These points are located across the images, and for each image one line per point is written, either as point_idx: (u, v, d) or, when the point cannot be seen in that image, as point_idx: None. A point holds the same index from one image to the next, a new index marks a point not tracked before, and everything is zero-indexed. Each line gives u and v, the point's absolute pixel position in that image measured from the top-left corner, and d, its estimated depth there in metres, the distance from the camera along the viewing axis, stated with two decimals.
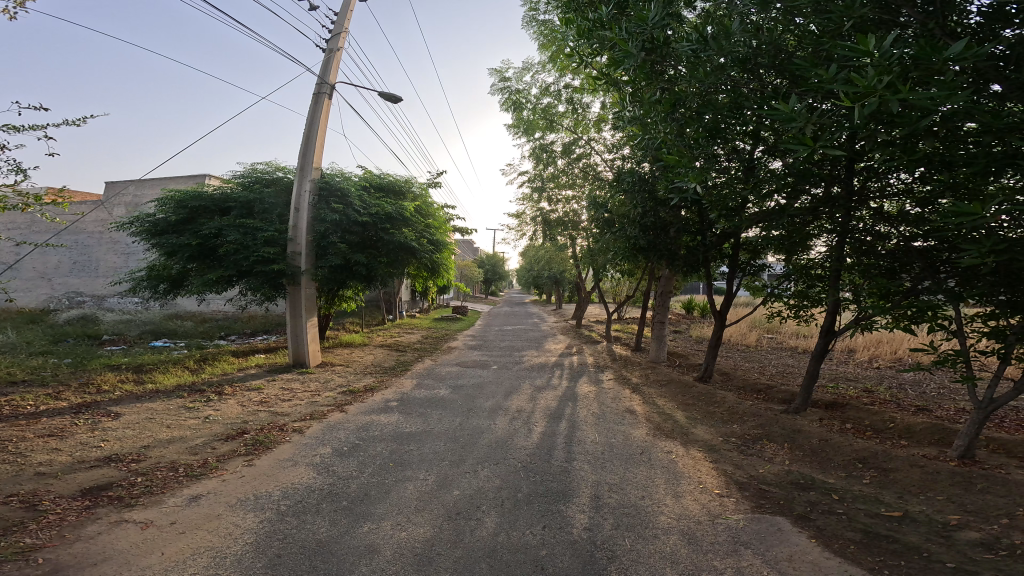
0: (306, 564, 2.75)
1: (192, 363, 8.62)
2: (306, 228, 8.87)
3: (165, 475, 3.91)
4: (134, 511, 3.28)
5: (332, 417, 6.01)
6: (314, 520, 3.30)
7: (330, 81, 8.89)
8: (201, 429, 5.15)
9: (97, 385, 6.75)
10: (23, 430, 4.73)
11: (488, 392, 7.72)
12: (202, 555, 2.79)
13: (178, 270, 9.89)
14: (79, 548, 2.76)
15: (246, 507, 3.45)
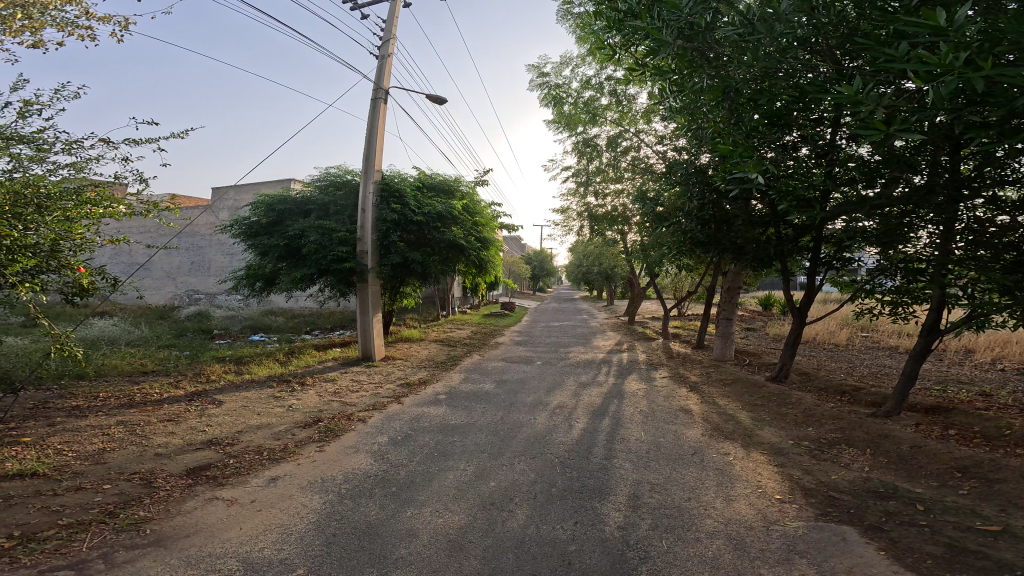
0: (354, 544, 2.94)
1: (280, 355, 9.52)
2: (371, 227, 9.45)
3: (251, 458, 4.35)
4: (224, 489, 3.68)
5: (390, 408, 6.34)
6: (366, 503, 3.52)
7: (384, 87, 9.33)
8: (285, 417, 5.67)
9: (207, 374, 7.66)
10: (146, 415, 5.45)
11: (533, 387, 7.77)
12: (272, 531, 3.09)
13: (270, 270, 10.86)
14: (177, 521, 3.15)
15: (314, 489, 3.76)
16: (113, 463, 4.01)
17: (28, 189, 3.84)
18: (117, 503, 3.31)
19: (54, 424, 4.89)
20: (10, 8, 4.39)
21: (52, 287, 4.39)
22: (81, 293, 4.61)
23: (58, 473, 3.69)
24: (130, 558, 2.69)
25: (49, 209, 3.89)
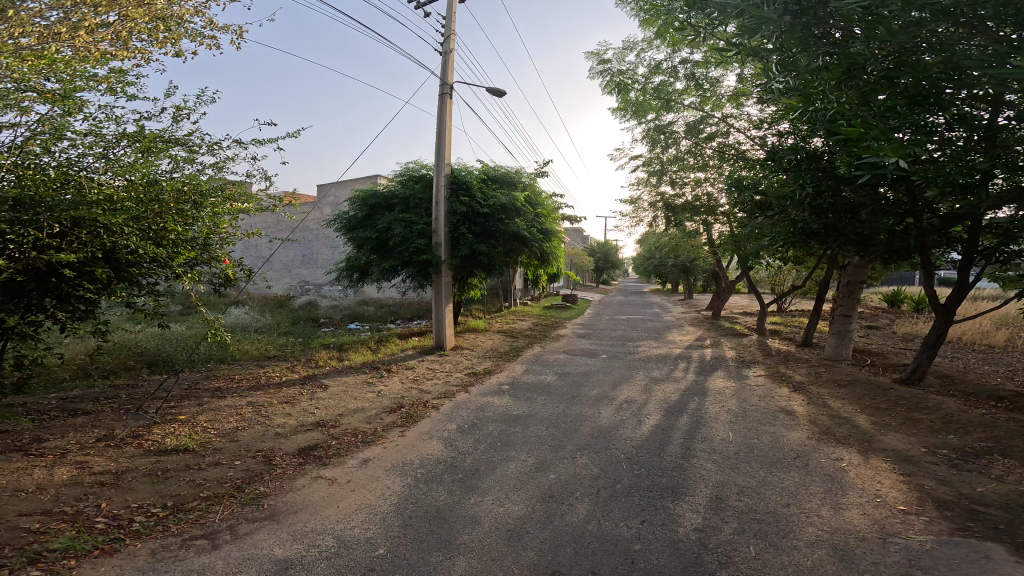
0: (426, 527, 3.13)
1: (372, 343, 10.38)
2: (443, 219, 9.86)
3: (349, 440, 4.79)
4: (326, 468, 4.09)
5: (458, 396, 6.59)
6: (437, 488, 3.74)
7: (448, 82, 9.72)
8: (375, 402, 6.18)
9: (316, 360, 8.58)
10: (268, 397, 6.24)
11: (595, 381, 7.56)
12: (362, 510, 3.37)
13: (365, 261, 11.84)
14: (289, 496, 3.57)
15: (397, 472, 4.03)
16: (245, 441, 4.63)
17: (187, 186, 4.62)
18: (242, 479, 3.81)
19: (200, 403, 5.78)
20: (154, 21, 5.37)
21: (205, 278, 5.06)
22: (226, 282, 5.22)
23: (203, 450, 4.35)
24: (251, 530, 3.08)
25: (203, 206, 4.71)
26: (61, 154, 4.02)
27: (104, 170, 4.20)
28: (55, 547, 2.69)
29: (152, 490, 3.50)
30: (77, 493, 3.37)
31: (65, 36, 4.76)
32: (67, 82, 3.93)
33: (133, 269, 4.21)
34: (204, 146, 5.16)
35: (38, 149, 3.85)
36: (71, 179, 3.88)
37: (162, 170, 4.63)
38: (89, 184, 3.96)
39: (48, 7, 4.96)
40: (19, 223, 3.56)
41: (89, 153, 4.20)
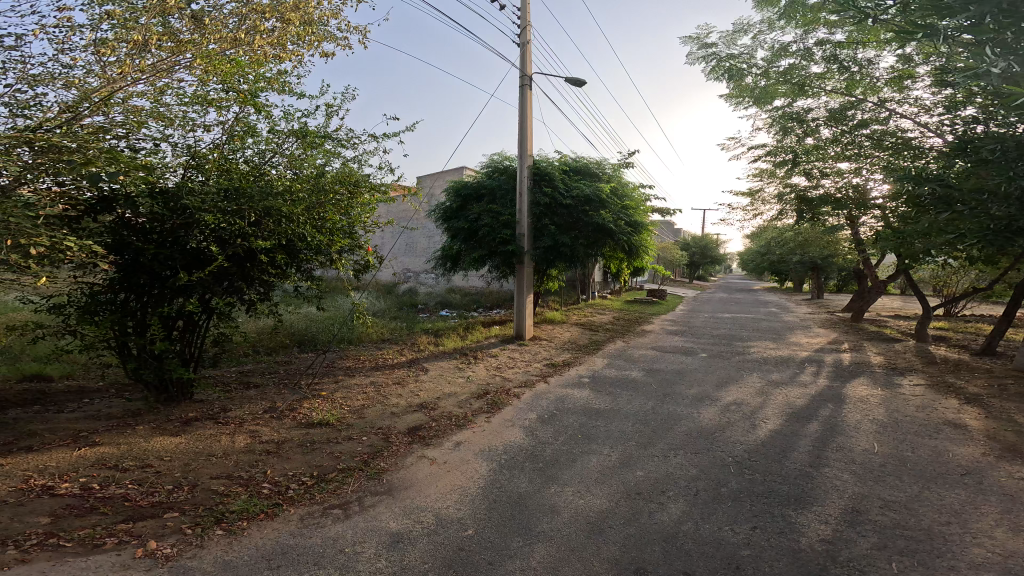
0: (508, 513, 3.28)
1: (462, 330, 10.95)
2: (526, 210, 9.98)
3: (444, 422, 5.13)
4: (430, 448, 4.43)
5: (537, 386, 6.72)
6: (519, 475, 3.89)
7: (528, 73, 9.75)
8: (465, 387, 6.56)
9: (418, 344, 9.30)
10: (384, 377, 6.94)
11: (691, 380, 7.19)
12: (458, 492, 3.61)
13: (456, 250, 12.46)
14: (401, 473, 3.90)
15: (483, 457, 4.25)
16: (370, 418, 5.16)
17: (343, 179, 5.26)
18: (368, 454, 4.22)
19: (336, 380, 6.61)
20: (304, 24, 5.78)
21: (349, 266, 5.47)
22: (364, 269, 5.57)
23: (340, 424, 4.91)
24: (372, 502, 3.42)
25: (357, 196, 5.37)
26: (250, 152, 4.83)
27: (284, 164, 4.99)
28: (234, 509, 3.13)
29: (303, 460, 4.00)
30: (251, 460, 3.95)
31: (244, 41, 5.22)
32: (252, 83, 4.73)
33: (299, 256, 4.98)
34: (345, 141, 5.68)
35: (239, 145, 4.73)
36: (263, 172, 4.75)
37: (324, 163, 5.21)
38: (273, 176, 4.82)
39: (231, 13, 5.29)
40: (231, 212, 4.39)
41: (269, 150, 4.94)
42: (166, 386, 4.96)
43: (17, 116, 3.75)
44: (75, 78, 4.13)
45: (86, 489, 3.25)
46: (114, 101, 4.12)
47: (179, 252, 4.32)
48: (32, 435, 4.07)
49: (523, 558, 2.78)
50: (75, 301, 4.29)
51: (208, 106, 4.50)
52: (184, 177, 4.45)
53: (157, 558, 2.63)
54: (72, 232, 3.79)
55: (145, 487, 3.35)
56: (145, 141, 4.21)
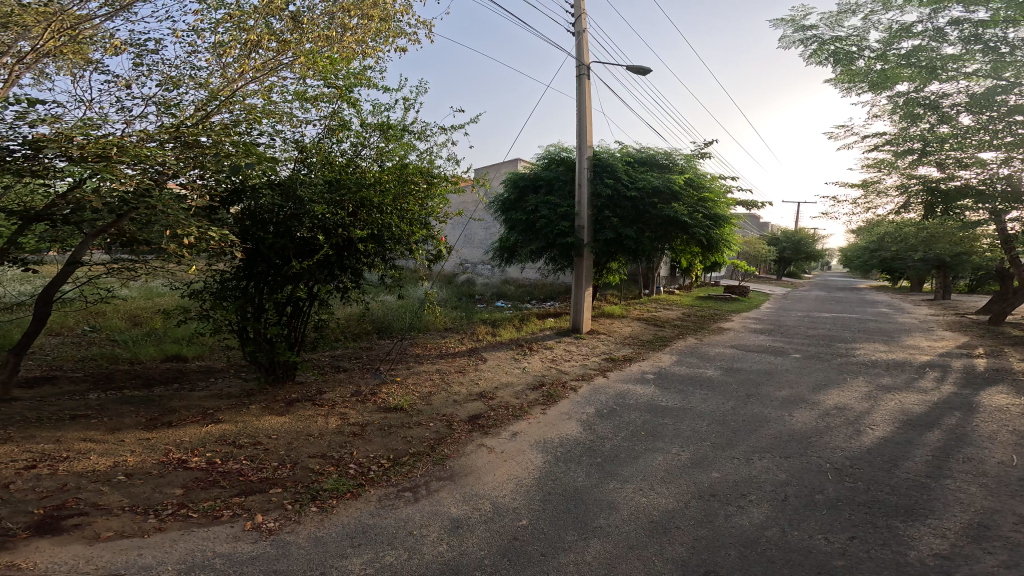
0: (563, 505, 3.31)
1: (518, 322, 11.05)
2: (587, 202, 9.71)
3: (502, 412, 5.25)
4: (488, 437, 4.55)
5: (596, 380, 6.65)
6: (575, 468, 3.90)
7: (585, 61, 9.50)
8: (521, 378, 6.65)
9: (475, 334, 9.54)
10: (448, 365, 7.23)
11: (780, 380, 6.74)
12: (515, 481, 3.69)
13: (513, 241, 12.55)
14: (462, 460, 4.05)
15: (539, 448, 4.31)
16: (436, 404, 5.40)
17: (418, 176, 5.46)
18: (433, 439, 4.43)
19: (409, 367, 7.01)
20: (382, 21, 6.13)
21: (423, 256, 5.65)
22: (436, 258, 5.73)
23: (410, 410, 5.18)
24: (437, 487, 3.59)
25: (431, 190, 5.57)
26: (342, 149, 5.21)
27: (371, 156, 5.33)
28: (326, 488, 3.44)
29: (381, 443, 4.28)
30: (340, 441, 4.30)
31: (335, 39, 5.62)
32: (347, 81, 5.04)
33: (384, 246, 5.29)
34: (419, 134, 5.90)
35: (337, 138, 5.16)
36: (354, 165, 5.15)
37: (405, 155, 5.47)
38: (364, 168, 5.24)
39: (323, 12, 5.66)
40: (334, 203, 4.82)
41: (359, 146, 5.28)
42: (274, 368, 5.53)
43: (159, 114, 4.43)
44: (199, 76, 4.91)
45: (211, 464, 3.69)
46: (234, 100, 4.64)
47: (289, 241, 4.77)
48: (173, 411, 4.76)
49: (577, 552, 2.78)
50: (207, 288, 4.93)
51: (309, 102, 4.93)
52: (293, 169, 4.90)
53: (262, 531, 2.92)
54: (212, 221, 4.44)
55: (256, 463, 3.76)
56: (261, 137, 4.66)
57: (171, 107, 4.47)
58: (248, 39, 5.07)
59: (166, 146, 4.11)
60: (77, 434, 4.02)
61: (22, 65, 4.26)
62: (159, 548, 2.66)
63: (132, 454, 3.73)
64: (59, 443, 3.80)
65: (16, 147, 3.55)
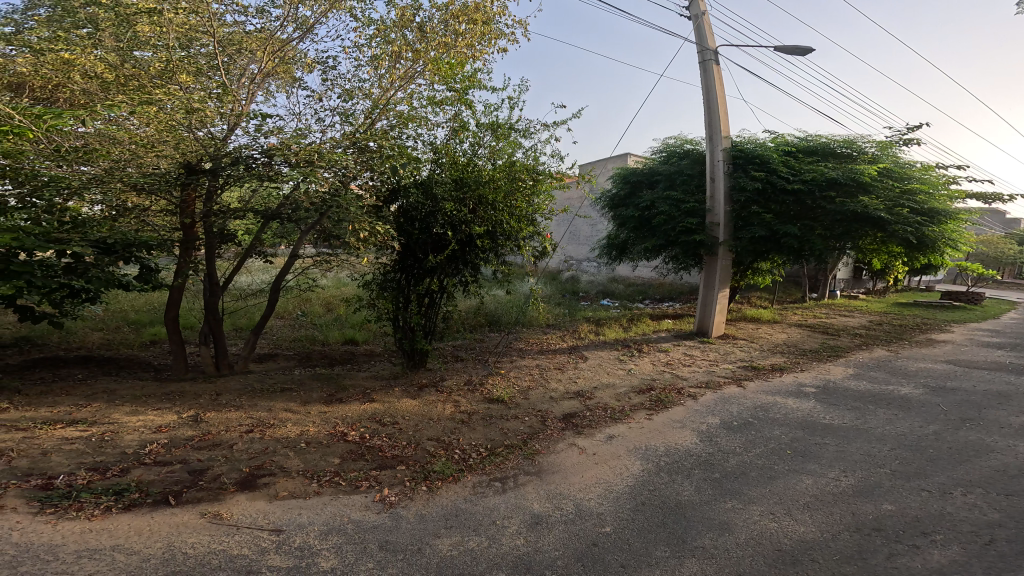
0: (658, 518, 3.15)
1: (624, 321, 10.69)
2: (723, 198, 8.93)
3: (599, 414, 5.15)
4: (581, 437, 4.52)
5: (727, 389, 6.12)
6: (682, 482, 3.67)
7: (712, 47, 8.79)
8: (625, 379, 6.47)
9: (578, 332, 9.46)
10: (548, 361, 7.34)
11: (1018, 407, 5.44)
12: (603, 486, 3.62)
13: (623, 239, 12.22)
14: (552, 457, 4.09)
15: (638, 455, 4.15)
16: (533, 400, 5.51)
17: (525, 172, 5.63)
18: (526, 434, 4.55)
19: (512, 360, 7.29)
20: (486, 25, 6.35)
21: (530, 252, 5.80)
22: (542, 255, 5.86)
23: (511, 402, 5.39)
24: (525, 481, 3.69)
25: (538, 187, 5.73)
26: (462, 150, 5.58)
27: (485, 155, 5.64)
28: (436, 470, 3.78)
29: (482, 433, 4.52)
30: (451, 426, 4.66)
31: (449, 46, 6.03)
32: (461, 86, 5.43)
33: (497, 242, 5.61)
34: (525, 132, 6.07)
35: (460, 139, 5.57)
36: (472, 164, 5.47)
37: (513, 152, 5.68)
38: (481, 167, 5.54)
39: (440, 21, 6.06)
40: (458, 201, 5.34)
41: (477, 146, 5.64)
42: (413, 355, 6.26)
43: (342, 124, 5.35)
44: (365, 87, 5.70)
45: (360, 438, 4.29)
46: (389, 109, 5.41)
47: (426, 237, 5.44)
48: (344, 388, 5.64)
49: (665, 569, 2.65)
50: (375, 280, 5.85)
51: (437, 107, 5.41)
52: (431, 169, 5.43)
53: (384, 503, 3.33)
54: (378, 218, 5.24)
55: (391, 441, 4.28)
56: (409, 140, 5.32)
57: (348, 116, 5.34)
58: (390, 52, 5.76)
59: (347, 151, 5.02)
60: (283, 405, 5.00)
61: (253, 84, 5.50)
62: (313, 510, 3.20)
63: (314, 425, 4.53)
64: (269, 412, 4.79)
65: (257, 155, 4.60)
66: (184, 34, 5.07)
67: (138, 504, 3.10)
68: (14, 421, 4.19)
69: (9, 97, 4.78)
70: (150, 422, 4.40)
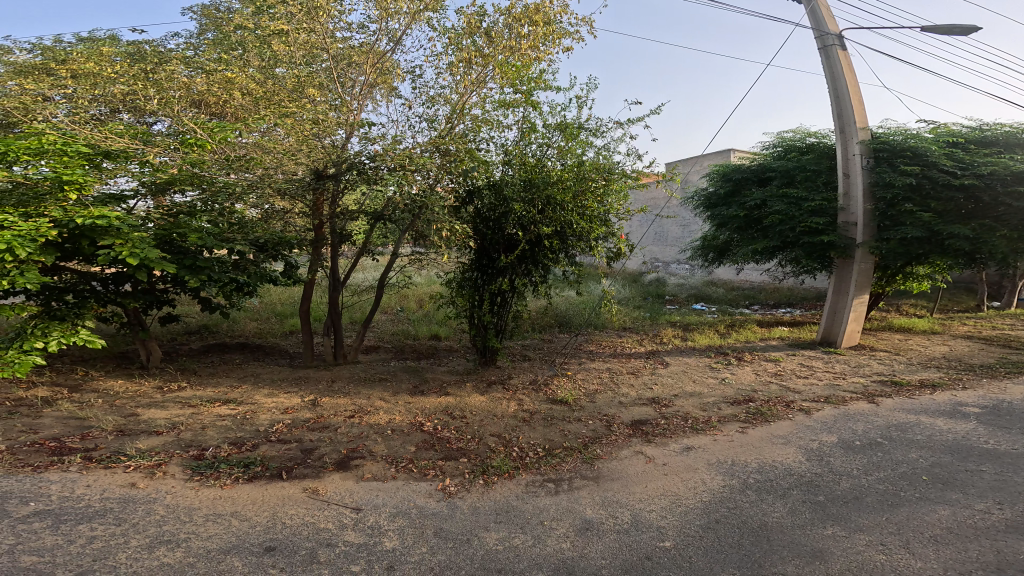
0: (733, 539, 2.93)
1: (722, 328, 9.97)
2: (863, 196, 8.05)
3: (678, 423, 4.87)
4: (650, 446, 4.31)
5: (854, 405, 5.47)
6: (772, 501, 3.38)
7: (836, 30, 7.96)
8: (715, 389, 6.01)
9: (661, 337, 9.06)
10: (619, 365, 7.10)
11: None
12: (668, 498, 3.43)
13: (725, 240, 11.63)
14: (613, 464, 3.94)
15: (720, 470, 3.86)
16: (599, 404, 5.38)
17: (596, 172, 5.53)
18: (589, 437, 4.45)
19: (580, 362, 7.17)
20: (547, 26, 6.25)
21: (603, 253, 5.67)
22: (616, 256, 5.68)
23: (574, 405, 5.30)
24: (580, 485, 3.61)
25: (611, 186, 5.59)
26: (532, 151, 5.63)
27: (554, 155, 5.63)
28: (494, 465, 3.85)
29: (541, 434, 4.50)
30: (512, 424, 4.71)
31: (515, 49, 6.07)
32: (526, 89, 5.48)
33: (568, 242, 5.57)
34: (596, 131, 5.95)
35: (528, 141, 5.61)
36: (542, 165, 5.50)
37: (582, 152, 5.61)
38: (550, 168, 5.54)
39: (503, 25, 6.08)
40: (527, 202, 5.38)
41: (547, 147, 5.64)
42: (484, 352, 6.45)
43: (427, 129, 5.63)
44: (445, 94, 5.95)
45: (432, 429, 4.52)
46: (465, 114, 5.62)
47: (499, 237, 5.58)
48: (426, 381, 6.00)
49: None
50: (455, 278, 6.12)
51: (508, 109, 5.49)
52: (502, 170, 5.53)
53: (445, 493, 3.47)
54: (457, 218, 5.49)
55: (457, 433, 4.45)
56: (482, 142, 5.48)
57: (433, 121, 5.66)
58: (461, 59, 6.00)
59: (432, 156, 5.25)
60: (378, 395, 5.44)
61: (363, 94, 5.81)
62: (388, 492, 3.44)
63: (399, 414, 4.86)
64: (367, 400, 5.24)
65: (366, 161, 5.05)
66: (308, 51, 5.54)
67: (258, 476, 3.57)
68: (188, 398, 5.06)
69: (188, 111, 5.65)
70: (279, 403, 5.06)
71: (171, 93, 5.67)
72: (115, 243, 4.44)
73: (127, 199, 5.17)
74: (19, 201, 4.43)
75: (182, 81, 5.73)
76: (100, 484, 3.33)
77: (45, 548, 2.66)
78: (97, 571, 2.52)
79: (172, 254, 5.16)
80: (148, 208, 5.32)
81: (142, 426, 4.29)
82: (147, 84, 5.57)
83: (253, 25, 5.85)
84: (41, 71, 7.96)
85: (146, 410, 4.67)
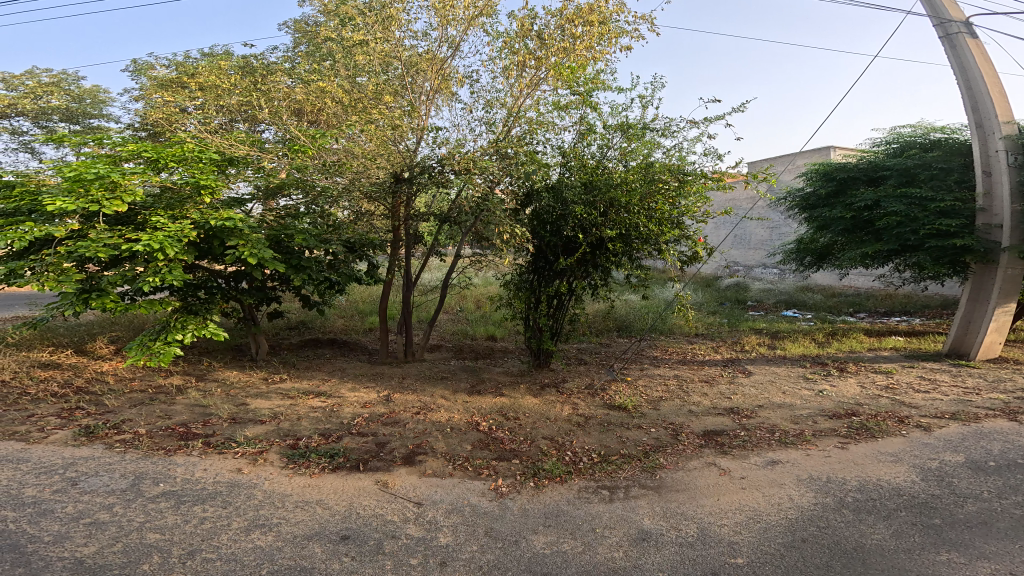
0: (821, 559, 2.68)
1: (820, 336, 9.02)
2: (1009, 195, 6.88)
3: (761, 435, 4.47)
4: (724, 458, 4.01)
5: (989, 423, 4.69)
6: (872, 524, 3.01)
7: (960, 16, 7.00)
8: (810, 401, 5.44)
9: (743, 344, 8.43)
10: (691, 373, 6.71)
11: None
12: (742, 512, 3.17)
13: (827, 244, 10.77)
14: (678, 474, 3.71)
15: (811, 486, 3.49)
16: (663, 411, 5.11)
17: (667, 174, 5.30)
18: (650, 446, 4.23)
19: (643, 369, 6.87)
20: (602, 24, 6.13)
21: (676, 257, 5.40)
22: (691, 260, 5.38)
23: (634, 411, 5.09)
24: (637, 494, 3.44)
25: (687, 188, 5.31)
26: (592, 153, 5.56)
27: (615, 156, 5.54)
28: (546, 467, 3.79)
29: (597, 439, 4.36)
30: (567, 428, 4.61)
31: (570, 49, 6.03)
32: (583, 90, 5.42)
33: (632, 245, 5.36)
34: (663, 130, 5.72)
35: (586, 142, 5.56)
36: (603, 166, 5.43)
37: (649, 152, 5.42)
38: (611, 169, 5.46)
39: (556, 27, 6.06)
40: (589, 204, 5.27)
41: (608, 148, 5.55)
42: (539, 354, 6.42)
43: (486, 133, 5.78)
44: (501, 98, 6.09)
45: (487, 429, 4.57)
46: (521, 117, 5.71)
47: (557, 239, 5.52)
48: (484, 380, 6.11)
49: None
50: (512, 279, 6.20)
51: (563, 111, 5.49)
52: (559, 172, 5.54)
53: (497, 492, 3.48)
54: (516, 220, 5.54)
55: (511, 434, 4.46)
56: (540, 145, 5.51)
57: (491, 125, 5.80)
58: (516, 63, 6.06)
59: (492, 159, 5.38)
60: (441, 393, 5.62)
61: (427, 99, 6.08)
62: (446, 488, 3.54)
63: (458, 413, 4.97)
64: (431, 397, 5.44)
65: (434, 164, 5.32)
66: (383, 60, 5.87)
67: (338, 467, 3.84)
68: (288, 389, 5.61)
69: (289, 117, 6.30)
70: (360, 398, 5.42)
71: (277, 102, 6.31)
72: (239, 243, 5.05)
73: (246, 202, 5.81)
74: (168, 204, 5.21)
75: (284, 91, 6.38)
76: (213, 469, 3.76)
77: (166, 526, 3.05)
78: (204, 550, 2.84)
79: (280, 253, 5.67)
80: (261, 211, 5.88)
81: (250, 415, 4.81)
82: (258, 94, 6.28)
83: (338, 40, 6.36)
84: (178, 84, 9.58)
85: (254, 400, 5.22)
